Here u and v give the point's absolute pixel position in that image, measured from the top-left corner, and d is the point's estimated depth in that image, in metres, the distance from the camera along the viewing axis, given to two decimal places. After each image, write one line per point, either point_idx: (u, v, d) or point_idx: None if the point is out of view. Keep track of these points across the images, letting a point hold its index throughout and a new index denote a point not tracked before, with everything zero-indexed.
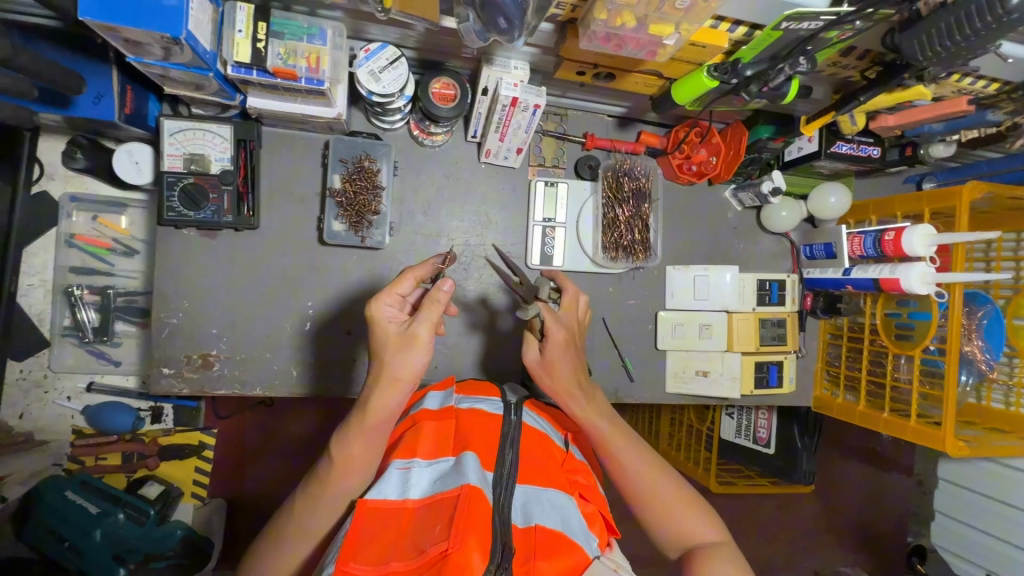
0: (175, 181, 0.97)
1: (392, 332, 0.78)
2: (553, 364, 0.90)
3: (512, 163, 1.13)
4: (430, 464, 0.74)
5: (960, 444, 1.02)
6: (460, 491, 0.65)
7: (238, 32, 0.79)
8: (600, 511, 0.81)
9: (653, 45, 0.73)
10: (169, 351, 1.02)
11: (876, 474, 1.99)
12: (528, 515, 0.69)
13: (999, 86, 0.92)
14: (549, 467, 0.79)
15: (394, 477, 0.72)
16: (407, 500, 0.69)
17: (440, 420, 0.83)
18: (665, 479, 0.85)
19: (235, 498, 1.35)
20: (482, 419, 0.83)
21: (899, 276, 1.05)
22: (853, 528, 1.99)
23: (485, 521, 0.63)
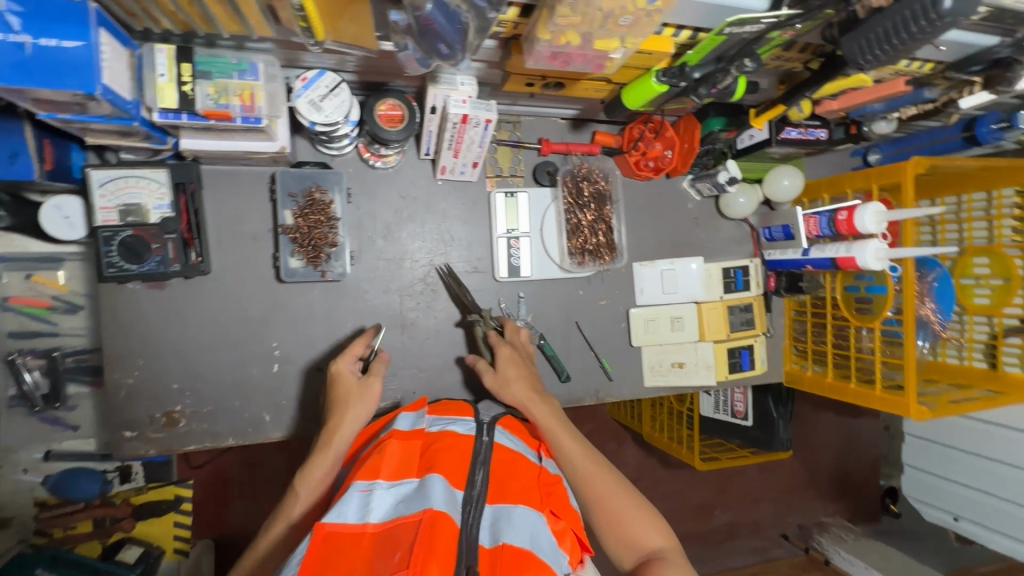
0: (111, 235, 0.90)
1: (352, 385, 0.92)
2: (508, 385, 0.98)
3: (469, 177, 1.10)
4: (392, 487, 0.72)
5: (923, 407, 1.07)
6: (423, 515, 0.65)
7: (161, 76, 0.73)
8: (572, 527, 0.78)
9: (600, 59, 0.72)
10: (129, 414, 0.97)
11: (849, 427, 2.09)
12: (496, 534, 0.67)
13: (933, 67, 0.93)
14: (520, 483, 0.77)
15: (356, 499, 0.70)
16: (368, 524, 0.67)
17: (407, 440, 0.81)
18: (618, 493, 0.85)
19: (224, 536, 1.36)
20: (454, 440, 0.81)
21: (855, 254, 1.09)
22: (832, 482, 2.08)
23: (449, 545, 0.62)
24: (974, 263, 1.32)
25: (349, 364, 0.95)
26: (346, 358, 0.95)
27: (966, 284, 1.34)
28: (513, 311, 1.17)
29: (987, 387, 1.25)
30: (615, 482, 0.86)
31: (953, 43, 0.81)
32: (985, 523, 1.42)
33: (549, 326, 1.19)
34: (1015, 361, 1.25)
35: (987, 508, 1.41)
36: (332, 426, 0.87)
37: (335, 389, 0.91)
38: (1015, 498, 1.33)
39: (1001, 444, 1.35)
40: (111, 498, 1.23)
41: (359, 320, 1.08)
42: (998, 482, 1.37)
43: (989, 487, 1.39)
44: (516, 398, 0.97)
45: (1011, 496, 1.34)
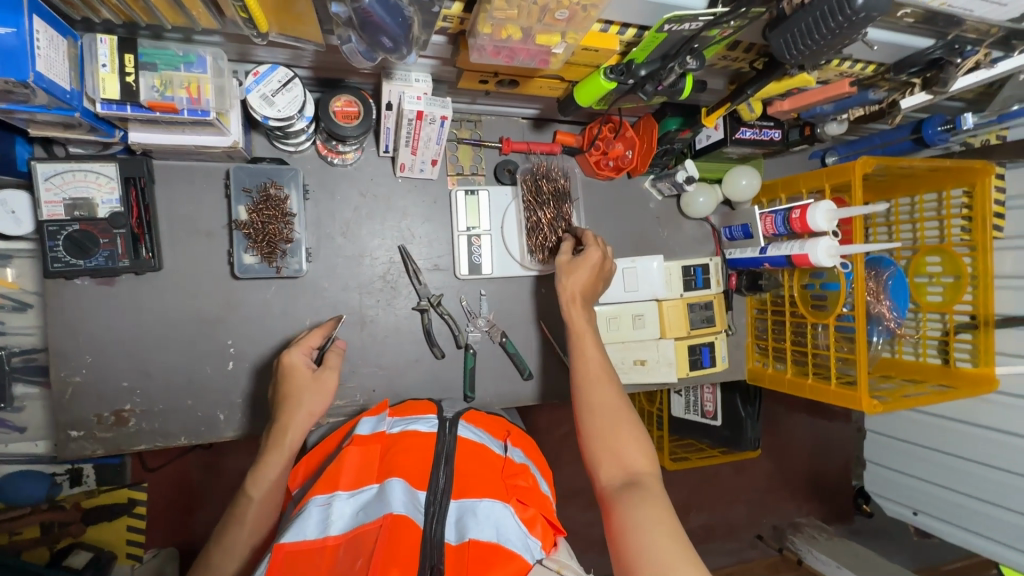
0: (57, 230, 0.88)
1: (305, 379, 0.91)
2: (574, 271, 1.03)
3: (430, 174, 1.11)
4: (352, 496, 0.72)
5: (874, 401, 1.09)
6: (383, 520, 0.66)
7: (102, 66, 0.72)
8: (543, 513, 0.77)
9: (544, 54, 0.73)
10: (75, 413, 0.94)
11: (820, 427, 2.12)
12: (461, 531, 0.69)
13: (876, 67, 0.96)
14: (484, 477, 0.78)
15: (315, 513, 0.69)
16: (328, 537, 0.67)
17: (368, 445, 0.81)
18: (618, 411, 0.88)
19: (186, 544, 1.34)
20: (416, 440, 0.82)
21: (808, 252, 1.11)
22: (805, 481, 2.10)
23: (410, 546, 0.63)
24: (926, 263, 1.35)
25: (303, 355, 0.93)
26: (299, 350, 0.94)
27: (920, 282, 1.37)
28: (475, 309, 1.17)
29: (940, 381, 1.29)
30: (619, 402, 0.90)
31: (882, 42, 0.84)
32: (945, 517, 1.45)
33: (511, 324, 1.20)
34: (965, 355, 1.30)
35: (946, 503, 1.43)
36: (280, 422, 0.87)
37: (287, 383, 0.91)
38: (970, 491, 1.37)
39: (957, 439, 1.37)
40: (59, 502, 1.18)
41: (318, 317, 1.07)
42: (955, 475, 1.40)
43: (949, 483, 1.41)
44: (564, 288, 1.03)
45: (967, 489, 1.38)
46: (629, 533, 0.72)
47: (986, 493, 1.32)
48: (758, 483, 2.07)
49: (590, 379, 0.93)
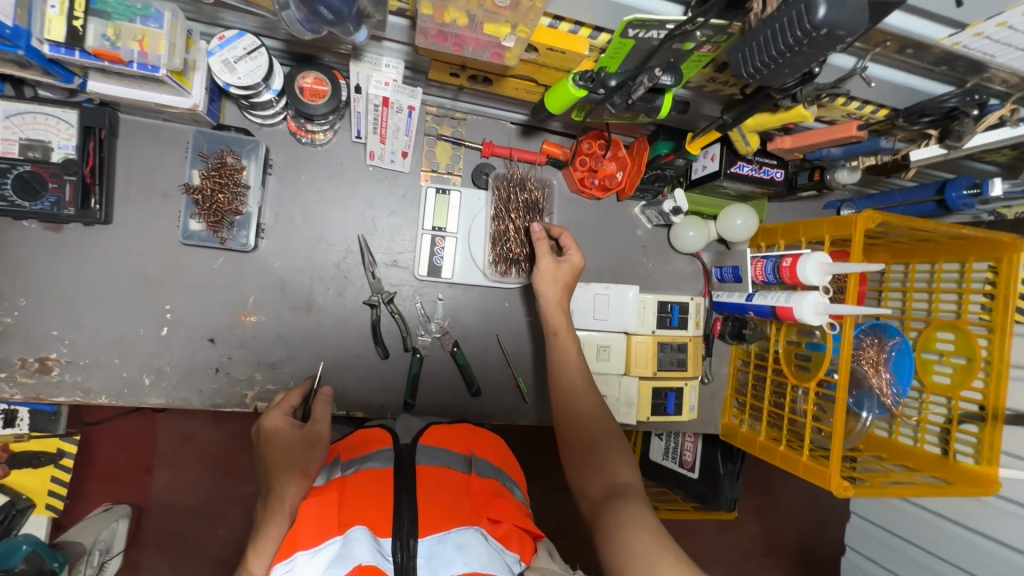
0: (9, 168, 0.88)
1: (293, 436, 0.83)
2: (546, 281, 0.98)
3: (401, 166, 1.07)
4: (314, 552, 0.65)
5: (845, 482, 0.97)
6: (352, 575, 0.61)
7: (51, 7, 0.71)
8: (516, 524, 0.76)
9: (495, 47, 0.67)
10: (1, 353, 0.93)
11: (817, 495, 1.96)
12: (434, 572, 0.65)
13: (888, 113, 0.85)
14: (449, 505, 0.73)
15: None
16: None
17: (321, 495, 0.72)
18: (603, 427, 0.88)
19: (144, 505, 1.36)
20: (373, 477, 0.75)
21: (792, 305, 1.01)
22: (792, 554, 1.94)
23: None
24: (937, 338, 1.21)
25: (283, 416, 0.86)
26: (280, 410, 0.87)
27: (928, 359, 1.23)
28: (430, 312, 1.11)
29: (934, 474, 1.15)
30: (604, 418, 0.89)
31: (880, 79, 0.75)
32: None
33: (465, 334, 1.13)
34: (968, 450, 1.14)
35: None
36: (271, 490, 0.76)
37: (272, 446, 0.82)
38: None
39: (942, 538, 1.23)
40: None
41: (262, 297, 1.03)
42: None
43: None
44: (547, 297, 0.97)
45: None
46: (618, 538, 0.72)
47: None
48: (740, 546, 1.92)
49: (575, 395, 0.91)
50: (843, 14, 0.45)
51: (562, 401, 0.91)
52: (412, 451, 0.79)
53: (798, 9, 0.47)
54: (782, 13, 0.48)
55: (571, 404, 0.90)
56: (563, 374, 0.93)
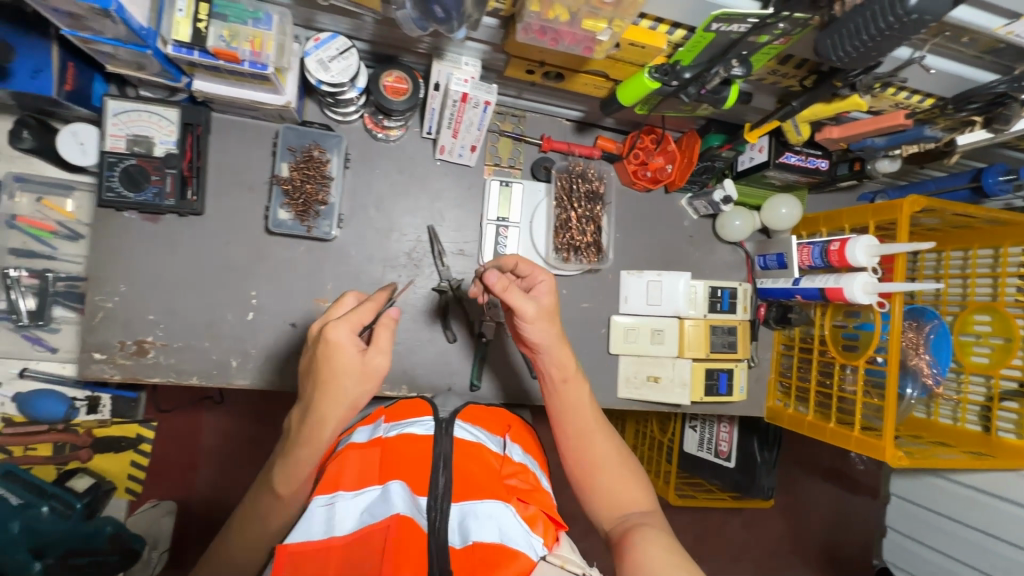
0: (116, 162, 0.95)
1: (352, 362, 0.69)
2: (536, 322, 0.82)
3: (467, 160, 1.14)
4: (356, 495, 0.74)
5: (899, 453, 1.02)
6: (390, 521, 0.68)
7: (179, 11, 0.78)
8: (544, 510, 0.79)
9: (589, 41, 0.74)
10: (101, 337, 0.99)
11: (843, 494, 1.99)
12: (465, 534, 0.70)
13: (934, 101, 0.93)
14: (483, 477, 0.78)
15: (319, 515, 0.72)
16: (333, 538, 0.69)
17: (365, 449, 0.82)
18: (621, 460, 0.83)
19: (185, 500, 1.30)
20: (412, 442, 0.80)
21: (843, 285, 1.07)
22: (819, 551, 1.94)
23: (418, 550, 0.66)
24: (974, 320, 1.27)
25: (352, 331, 0.70)
26: (346, 324, 0.70)
27: (965, 341, 1.28)
28: None
29: (974, 448, 1.20)
30: (618, 450, 0.85)
31: (936, 68, 0.81)
32: None
33: None
34: (1009, 426, 1.19)
35: None
36: (311, 410, 0.70)
37: (327, 362, 0.69)
38: (969, 560, 1.27)
39: (983, 513, 1.24)
40: (74, 426, 1.19)
41: (338, 284, 1.09)
42: (975, 552, 1.26)
43: (957, 553, 1.30)
44: (539, 342, 0.84)
45: (969, 559, 1.27)
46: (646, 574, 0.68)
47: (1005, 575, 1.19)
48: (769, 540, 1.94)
49: (584, 436, 0.84)
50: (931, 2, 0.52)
51: (573, 440, 0.84)
52: (451, 429, 0.82)
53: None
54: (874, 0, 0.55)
55: (585, 443, 0.83)
56: (575, 412, 0.85)
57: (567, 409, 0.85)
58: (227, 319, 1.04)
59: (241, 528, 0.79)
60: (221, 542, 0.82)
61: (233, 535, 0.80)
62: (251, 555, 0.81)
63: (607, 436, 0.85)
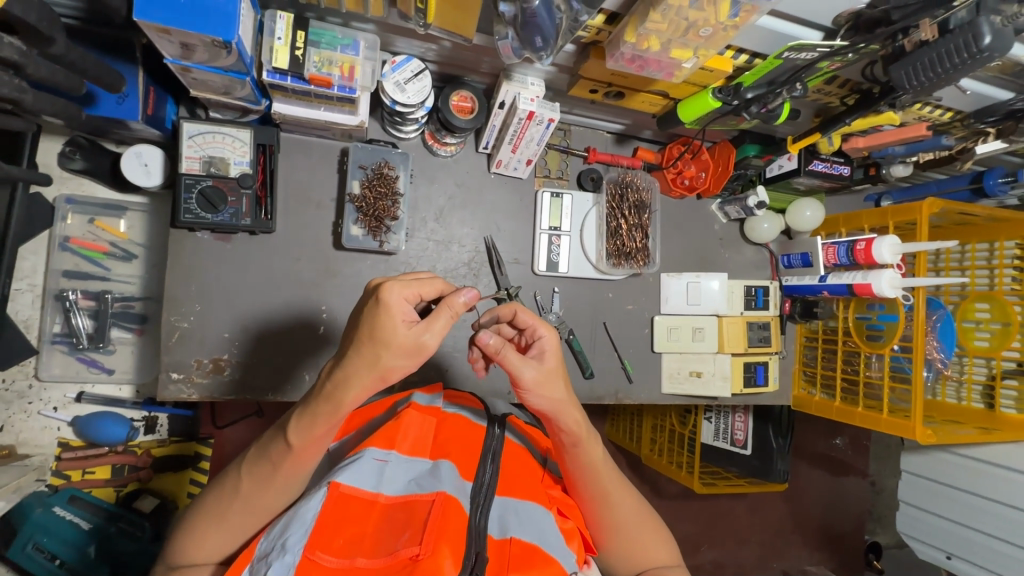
0: (193, 183, 0.96)
1: (395, 332, 0.63)
2: (542, 389, 0.77)
3: (520, 173, 1.19)
4: (407, 461, 0.76)
5: (928, 432, 1.13)
6: (435, 497, 0.69)
7: (278, 39, 0.81)
8: (580, 528, 0.84)
9: (672, 67, 0.82)
10: (178, 356, 1.01)
11: (832, 479, 1.94)
12: (504, 527, 0.72)
13: (953, 115, 1.04)
14: (529, 482, 0.81)
15: (370, 467, 0.73)
16: (380, 495, 0.71)
17: (425, 413, 0.83)
18: (640, 521, 0.86)
19: None
20: (467, 428, 0.84)
21: (871, 281, 1.17)
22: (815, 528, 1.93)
23: (458, 531, 0.66)
24: (975, 308, 1.37)
25: (407, 300, 0.65)
26: (405, 289, 0.65)
27: (967, 327, 1.38)
28: (547, 304, 1.22)
29: (984, 425, 1.31)
30: (637, 506, 0.87)
31: (972, 90, 0.93)
32: (979, 562, 1.43)
33: (577, 323, 1.26)
34: (1010, 401, 1.32)
35: (986, 549, 1.41)
36: (341, 362, 0.66)
37: (371, 320, 0.63)
38: (1006, 536, 1.36)
39: (996, 483, 1.37)
40: (132, 447, 1.18)
41: None
42: (997, 522, 1.37)
43: (982, 525, 1.41)
44: (550, 411, 0.79)
45: (1002, 534, 1.37)
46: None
47: None
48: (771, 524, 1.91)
49: (606, 498, 0.85)
50: (999, 42, 0.67)
51: (593, 506, 0.85)
52: (504, 426, 0.84)
53: (965, 38, 0.68)
54: (950, 40, 0.69)
55: (606, 509, 0.85)
56: (594, 479, 0.84)
57: (585, 475, 0.84)
58: (298, 334, 1.06)
59: (248, 470, 0.72)
60: (219, 490, 0.73)
61: (234, 483, 0.72)
62: (250, 508, 0.73)
63: (626, 496, 0.86)
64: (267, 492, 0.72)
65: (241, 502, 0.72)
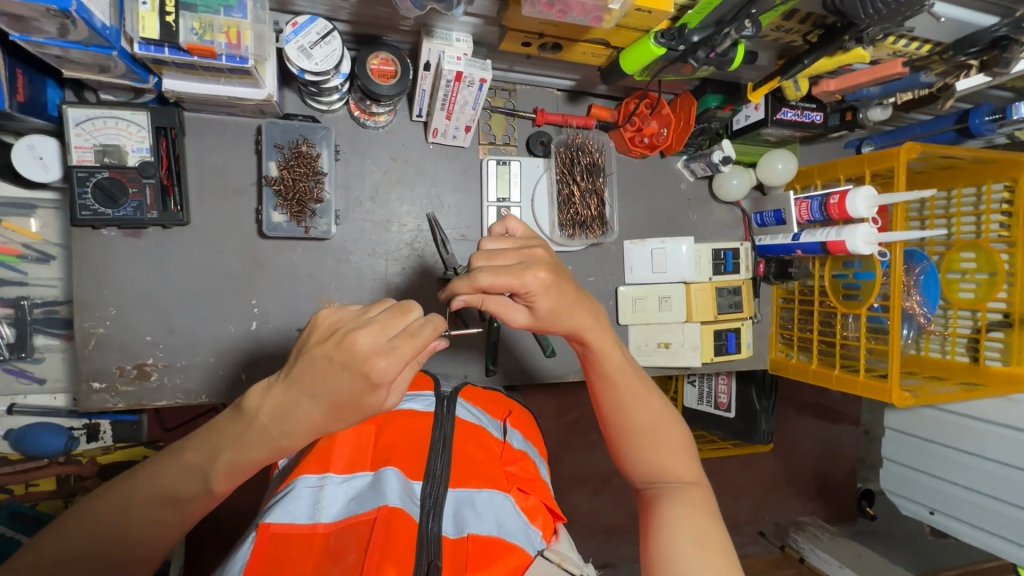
0: (87, 176, 0.87)
1: (371, 403, 0.58)
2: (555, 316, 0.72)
3: (462, 142, 1.09)
4: (345, 480, 0.69)
5: (905, 394, 1.06)
6: (378, 513, 0.62)
7: (143, 4, 0.71)
8: (544, 501, 0.75)
9: (598, 10, 0.73)
10: (98, 364, 0.94)
11: (823, 430, 1.88)
12: (461, 524, 0.66)
13: (931, 48, 0.93)
14: (482, 462, 0.75)
15: (304, 496, 0.66)
16: (318, 523, 0.63)
17: (360, 425, 0.77)
18: (661, 425, 0.80)
19: None
20: (411, 421, 0.78)
21: (844, 238, 1.08)
22: (806, 481, 1.85)
23: (405, 543, 0.60)
24: (961, 258, 1.28)
25: (388, 365, 0.56)
26: (396, 362, 0.56)
27: (952, 278, 1.31)
28: None
29: (967, 379, 1.26)
30: (659, 411, 0.80)
31: (948, 16, 0.83)
32: (961, 516, 1.40)
33: None
34: (996, 354, 1.25)
35: (970, 505, 1.37)
36: (298, 396, 0.58)
37: (338, 380, 0.56)
38: (990, 491, 1.32)
39: (982, 438, 1.32)
40: (76, 457, 1.13)
41: (341, 283, 1.04)
42: (980, 477, 1.34)
43: (966, 481, 1.37)
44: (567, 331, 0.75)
45: (986, 490, 1.33)
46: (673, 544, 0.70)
47: (1012, 496, 1.27)
48: (760, 480, 1.83)
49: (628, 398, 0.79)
50: None
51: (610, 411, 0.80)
52: (451, 405, 0.80)
53: None
54: None
55: (631, 413, 0.79)
56: (620, 394, 0.78)
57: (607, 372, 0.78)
58: (227, 333, 0.99)
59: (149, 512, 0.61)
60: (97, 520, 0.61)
61: (123, 525, 0.61)
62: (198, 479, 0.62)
63: (648, 394, 0.80)
64: (166, 533, 0.63)
65: (184, 470, 0.61)
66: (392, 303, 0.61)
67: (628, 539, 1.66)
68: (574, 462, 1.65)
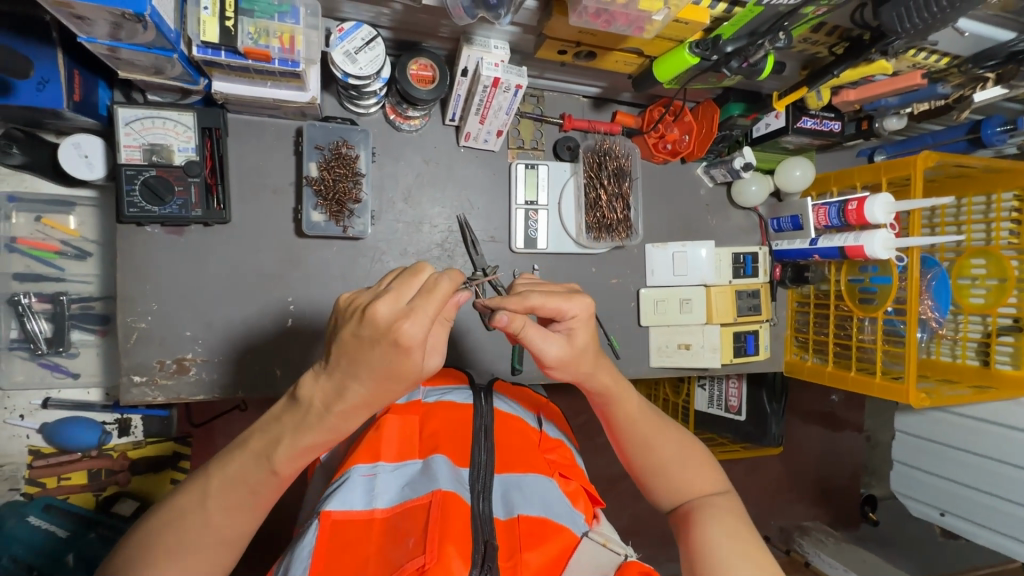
0: (135, 174, 0.90)
1: (411, 367, 0.58)
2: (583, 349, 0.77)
3: (492, 146, 1.12)
4: (396, 468, 0.72)
5: (922, 395, 1.09)
6: (432, 497, 0.64)
7: (204, 9, 0.74)
8: (583, 486, 0.78)
9: (641, 21, 0.76)
10: (139, 359, 0.96)
11: (831, 435, 1.90)
12: (510, 506, 0.68)
13: (950, 61, 0.96)
14: (524, 449, 0.77)
15: (358, 484, 0.68)
16: (376, 509, 0.66)
17: (403, 416, 0.79)
18: (678, 445, 0.82)
19: None
20: (452, 411, 0.80)
21: (863, 243, 1.12)
22: (815, 484, 1.88)
23: (462, 525, 0.62)
24: (971, 264, 1.32)
25: (415, 325, 0.55)
26: (418, 321, 0.55)
27: (962, 284, 1.34)
28: None
29: (978, 382, 1.29)
30: (673, 433, 0.84)
31: (970, 32, 0.86)
32: (972, 517, 1.43)
33: None
34: (1006, 358, 1.29)
35: (980, 506, 1.40)
36: (342, 376, 0.58)
37: (373, 350, 0.56)
38: (1001, 492, 1.35)
39: (993, 440, 1.35)
40: (107, 451, 1.14)
41: (374, 281, 1.07)
42: (991, 479, 1.37)
43: (977, 483, 1.40)
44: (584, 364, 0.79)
45: (996, 491, 1.36)
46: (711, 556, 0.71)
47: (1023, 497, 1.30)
48: (770, 483, 1.85)
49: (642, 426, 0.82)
50: None
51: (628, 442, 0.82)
52: (489, 396, 0.82)
53: None
54: None
55: (646, 440, 0.82)
56: (635, 428, 0.82)
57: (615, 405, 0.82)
58: (264, 330, 1.02)
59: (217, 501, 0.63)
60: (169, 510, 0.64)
61: (195, 512, 0.63)
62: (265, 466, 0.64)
63: (657, 420, 0.83)
64: (232, 524, 0.65)
65: (250, 457, 0.64)
66: (404, 270, 0.61)
67: (641, 540, 1.68)
68: (589, 463, 1.67)
